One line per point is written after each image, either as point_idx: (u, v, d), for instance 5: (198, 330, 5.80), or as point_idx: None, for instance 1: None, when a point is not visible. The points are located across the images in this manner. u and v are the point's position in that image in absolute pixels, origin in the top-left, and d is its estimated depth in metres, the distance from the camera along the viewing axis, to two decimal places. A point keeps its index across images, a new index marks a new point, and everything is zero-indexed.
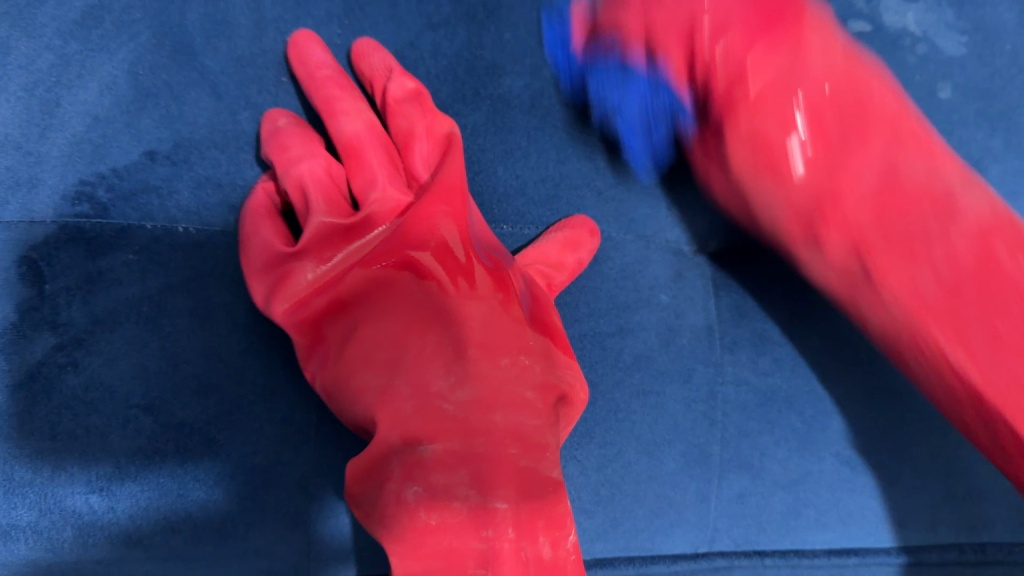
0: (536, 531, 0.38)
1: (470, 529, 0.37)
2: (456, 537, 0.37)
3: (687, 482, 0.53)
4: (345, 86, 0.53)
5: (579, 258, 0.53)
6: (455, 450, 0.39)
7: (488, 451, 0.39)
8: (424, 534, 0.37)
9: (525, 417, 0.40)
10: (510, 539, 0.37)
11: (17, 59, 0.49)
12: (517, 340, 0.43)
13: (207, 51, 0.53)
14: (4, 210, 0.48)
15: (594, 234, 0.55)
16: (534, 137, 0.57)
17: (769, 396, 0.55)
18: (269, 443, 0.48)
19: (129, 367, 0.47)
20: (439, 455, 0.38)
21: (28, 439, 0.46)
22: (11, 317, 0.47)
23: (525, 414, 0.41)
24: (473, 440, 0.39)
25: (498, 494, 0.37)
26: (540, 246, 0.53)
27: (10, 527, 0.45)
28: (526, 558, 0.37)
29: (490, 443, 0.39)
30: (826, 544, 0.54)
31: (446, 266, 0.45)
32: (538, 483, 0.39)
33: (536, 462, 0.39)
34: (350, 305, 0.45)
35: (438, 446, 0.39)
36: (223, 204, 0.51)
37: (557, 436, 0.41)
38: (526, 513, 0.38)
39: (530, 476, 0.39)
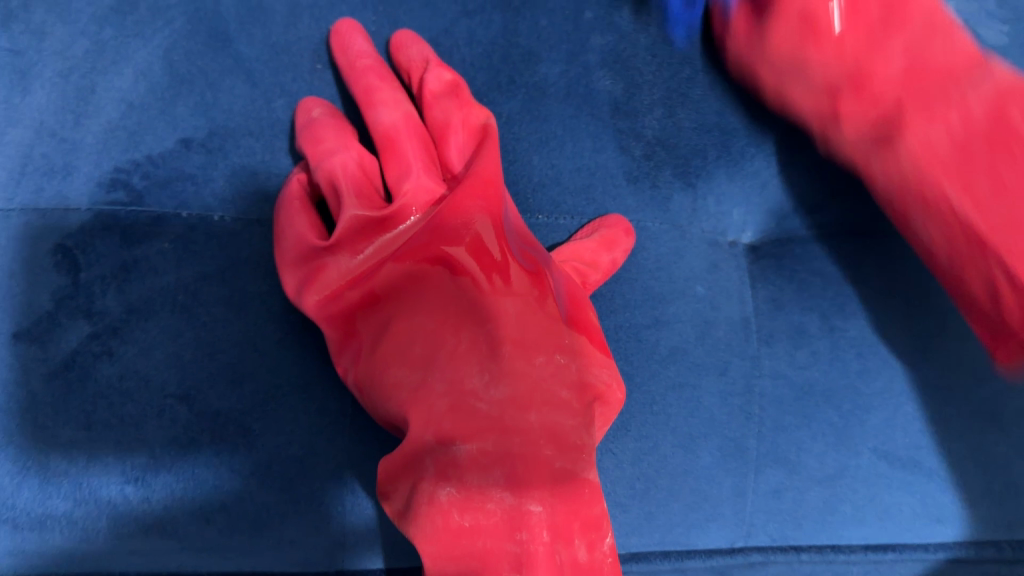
0: (571, 534, 0.38)
1: (506, 530, 0.37)
2: (489, 539, 0.37)
3: (722, 477, 0.52)
4: (385, 75, 0.52)
5: (613, 258, 0.52)
6: (489, 450, 0.38)
7: (522, 450, 0.38)
8: (459, 533, 0.37)
9: (561, 416, 0.40)
10: (545, 542, 0.37)
11: (52, 45, 0.50)
12: (553, 338, 0.42)
13: (242, 37, 0.53)
14: (40, 196, 0.48)
15: (629, 234, 0.53)
16: (569, 126, 0.57)
17: (807, 390, 0.54)
18: (304, 433, 0.48)
19: (164, 356, 0.47)
20: (472, 455, 0.38)
21: (64, 427, 0.46)
22: (47, 305, 0.47)
23: (561, 413, 0.40)
24: (507, 440, 0.38)
25: (533, 495, 0.37)
26: (573, 245, 0.52)
27: (46, 515, 0.45)
28: (560, 562, 0.37)
29: (525, 443, 0.38)
30: (864, 540, 0.53)
31: (479, 258, 0.43)
32: (573, 486, 0.38)
33: (571, 463, 0.38)
34: (382, 300, 0.44)
35: (472, 446, 0.38)
36: (258, 192, 0.51)
37: (592, 437, 0.40)
38: (560, 515, 0.37)
39: (565, 477, 0.38)
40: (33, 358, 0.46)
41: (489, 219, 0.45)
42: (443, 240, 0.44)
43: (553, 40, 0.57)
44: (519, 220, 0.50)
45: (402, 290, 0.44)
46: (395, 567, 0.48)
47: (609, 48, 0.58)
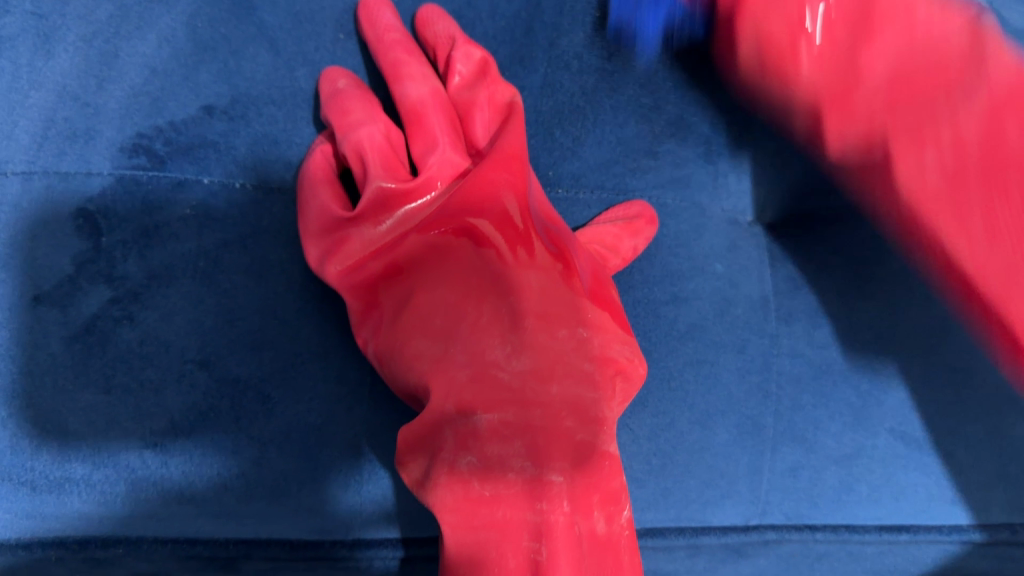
0: (590, 506, 0.38)
1: (524, 502, 0.37)
2: (509, 509, 0.37)
3: (739, 454, 0.52)
4: (413, 50, 0.52)
5: (634, 244, 0.52)
6: (510, 421, 0.38)
7: (543, 423, 0.38)
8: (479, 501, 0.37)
9: (581, 389, 0.40)
10: (565, 513, 0.37)
11: (76, 9, 0.49)
12: (575, 312, 0.42)
13: (265, 5, 0.52)
14: (62, 160, 0.48)
15: (653, 223, 0.53)
16: (591, 100, 0.56)
17: (824, 369, 0.54)
18: (322, 402, 0.48)
19: (184, 322, 0.47)
20: (493, 425, 0.38)
21: (83, 391, 0.45)
22: (68, 269, 0.46)
23: (581, 386, 0.40)
24: (526, 413, 0.38)
25: (554, 466, 0.37)
26: (595, 228, 0.52)
27: (64, 479, 0.45)
28: (579, 533, 0.37)
29: (547, 415, 0.38)
30: (878, 521, 0.54)
31: (504, 233, 0.44)
32: (593, 459, 0.38)
33: (592, 436, 0.39)
34: (406, 271, 0.44)
35: (493, 416, 0.38)
36: (280, 161, 0.51)
37: (611, 410, 0.41)
38: (581, 486, 0.37)
39: (585, 449, 0.38)
40: (53, 322, 0.46)
41: (513, 197, 0.45)
42: (468, 214, 0.45)
43: None
44: (544, 199, 0.49)
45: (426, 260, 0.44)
46: (412, 537, 0.49)
47: None
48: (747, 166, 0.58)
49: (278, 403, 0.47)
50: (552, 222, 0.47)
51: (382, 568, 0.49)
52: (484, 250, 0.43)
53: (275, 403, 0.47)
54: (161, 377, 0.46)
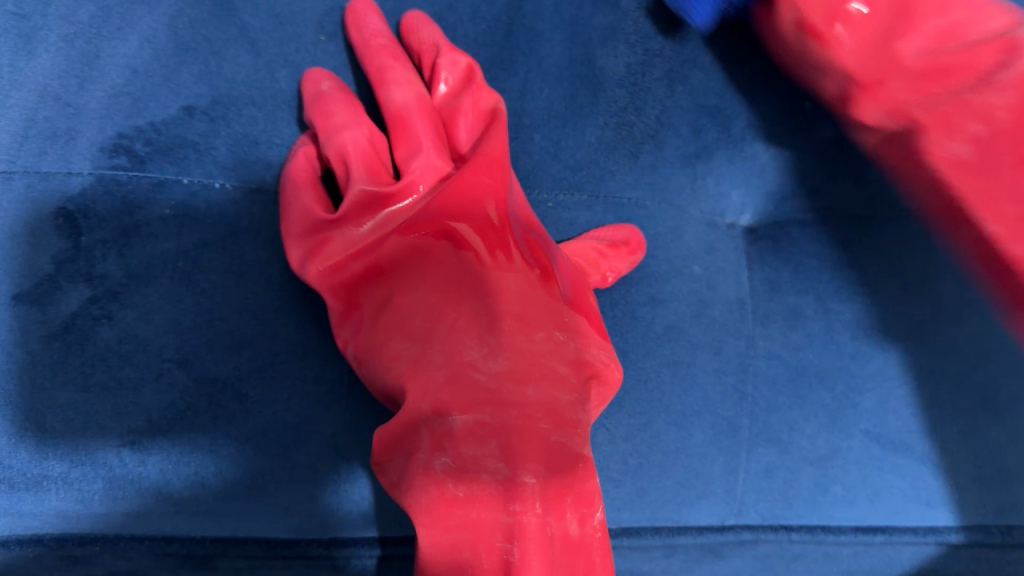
0: (563, 507, 0.38)
1: (497, 503, 0.37)
2: (482, 511, 0.37)
3: (715, 455, 0.53)
4: (398, 56, 0.52)
5: (616, 265, 0.52)
6: (485, 422, 0.38)
7: (517, 423, 0.38)
8: (454, 500, 0.37)
9: (556, 391, 0.40)
10: (537, 514, 0.37)
11: (58, 10, 0.49)
12: (552, 315, 0.43)
13: (246, 7, 0.53)
14: (42, 159, 0.48)
15: (640, 246, 0.54)
16: (570, 108, 0.57)
17: (800, 371, 0.55)
18: (301, 402, 0.48)
19: (163, 322, 0.47)
20: (468, 426, 0.38)
21: (61, 389, 0.46)
22: (48, 268, 0.47)
23: (556, 388, 0.40)
24: (502, 414, 0.38)
25: (528, 467, 0.37)
26: (579, 245, 0.52)
27: (42, 477, 0.45)
28: (551, 534, 0.37)
29: (522, 417, 0.38)
30: (853, 522, 0.54)
31: (483, 236, 0.44)
32: (567, 459, 0.38)
33: (566, 437, 0.39)
34: (386, 272, 0.45)
35: (468, 417, 0.38)
36: (260, 161, 0.52)
37: (587, 413, 0.41)
38: (553, 487, 0.38)
39: (559, 452, 0.38)
40: (31, 321, 0.46)
41: (494, 205, 0.46)
42: (449, 217, 0.45)
43: (556, 18, 0.57)
44: (525, 205, 0.50)
45: (406, 262, 0.44)
46: (391, 535, 0.50)
47: (613, 25, 0.58)
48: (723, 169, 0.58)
49: (258, 404, 0.48)
50: (531, 227, 0.48)
51: (359, 567, 0.50)
52: (463, 253, 0.43)
53: (256, 403, 0.48)
54: (140, 376, 0.47)
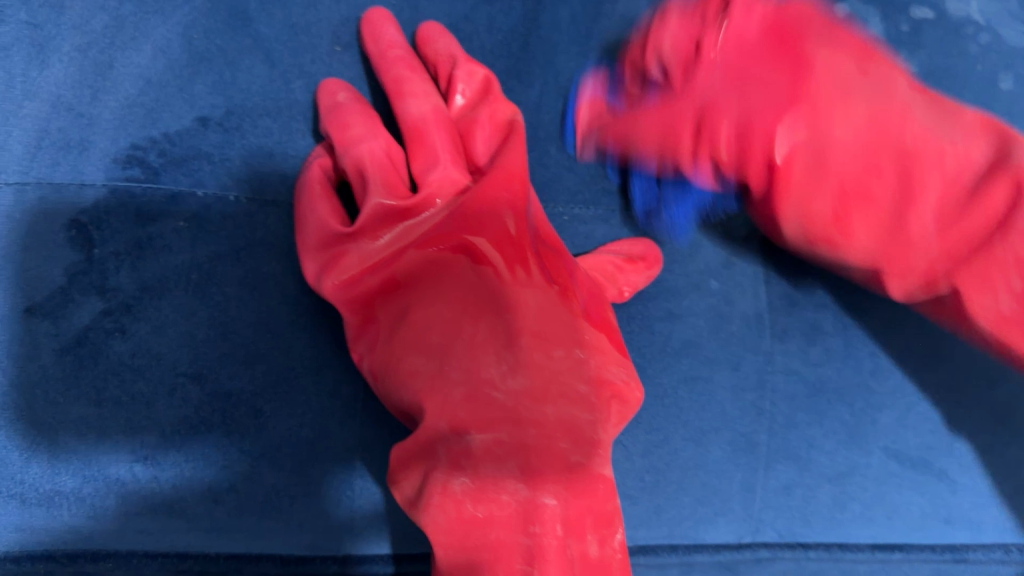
0: (583, 529, 0.37)
1: (518, 525, 0.36)
2: (502, 532, 0.36)
3: (733, 471, 0.52)
4: (415, 67, 0.51)
5: (632, 279, 0.51)
6: (504, 441, 0.37)
7: (538, 443, 0.37)
8: (474, 518, 0.36)
9: (576, 411, 0.39)
10: (558, 537, 0.36)
11: (71, 19, 0.49)
12: (572, 333, 0.42)
13: (261, 18, 0.52)
14: (55, 170, 0.48)
15: (657, 261, 0.53)
16: (587, 118, 0.56)
17: (819, 387, 0.54)
18: (316, 417, 0.48)
19: (177, 335, 0.47)
20: (487, 446, 0.37)
21: (73, 403, 0.45)
22: (61, 280, 0.46)
23: (576, 408, 0.39)
24: (522, 434, 0.38)
25: (548, 489, 0.37)
26: (595, 259, 0.51)
27: (54, 492, 0.45)
28: (571, 557, 0.36)
29: (541, 436, 0.38)
30: (871, 540, 0.54)
31: (502, 251, 0.44)
32: (589, 481, 0.38)
33: (587, 458, 0.38)
34: (403, 287, 0.44)
35: (487, 436, 0.37)
36: (276, 173, 0.51)
37: (607, 432, 0.40)
38: (574, 509, 0.37)
39: (579, 472, 0.38)
40: (44, 334, 0.46)
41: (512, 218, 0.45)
42: (467, 231, 0.44)
43: (571, 30, 0.57)
44: (544, 218, 0.49)
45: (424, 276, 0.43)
46: (405, 552, 0.48)
47: (630, 36, 0.58)
48: None
49: (272, 418, 0.47)
50: (548, 241, 0.47)
51: None
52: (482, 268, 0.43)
53: (269, 417, 0.47)
54: (153, 390, 0.46)
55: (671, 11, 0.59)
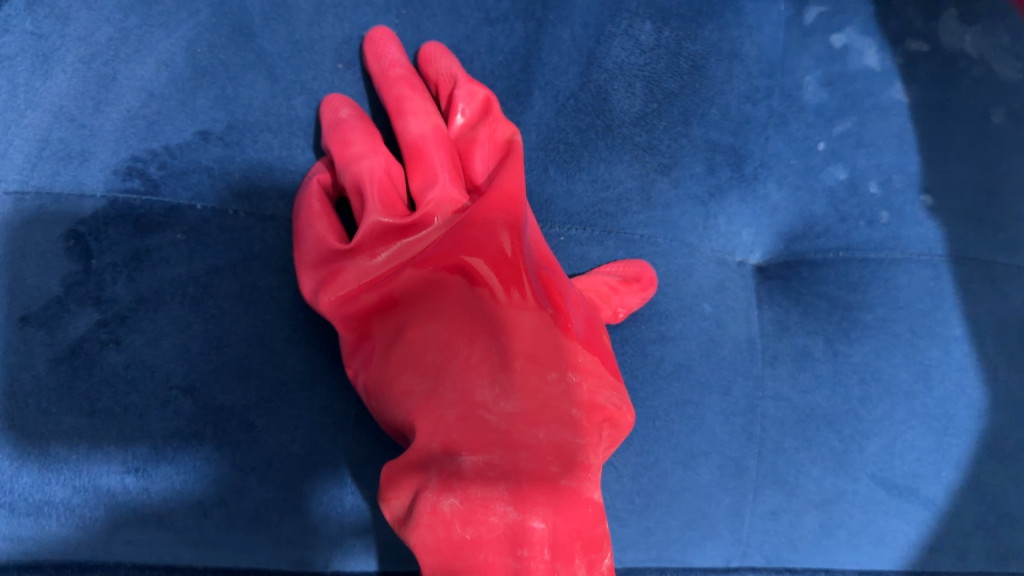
0: (572, 554, 0.38)
1: (506, 548, 0.36)
2: (490, 554, 0.37)
3: (721, 495, 0.53)
4: (417, 86, 0.52)
5: (627, 301, 0.51)
6: (495, 463, 0.37)
7: (528, 466, 0.37)
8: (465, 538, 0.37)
9: (569, 435, 0.39)
10: (545, 560, 0.36)
11: (76, 30, 0.50)
12: (566, 355, 0.42)
13: (265, 34, 0.53)
14: (55, 180, 0.48)
15: (652, 284, 0.53)
16: (587, 140, 0.57)
17: (808, 413, 0.54)
18: (308, 431, 0.48)
19: (172, 347, 0.47)
20: (477, 467, 0.37)
21: (67, 413, 0.45)
22: (57, 290, 0.46)
23: (569, 432, 0.39)
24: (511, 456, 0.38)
25: (537, 513, 0.37)
26: (590, 280, 0.52)
27: (44, 502, 0.45)
28: None
29: (532, 459, 0.38)
30: (857, 566, 0.54)
31: (498, 272, 0.43)
32: (578, 505, 0.38)
33: (576, 482, 0.38)
34: (400, 305, 0.44)
35: (477, 457, 0.37)
36: (274, 188, 0.51)
37: (597, 456, 0.40)
38: (562, 533, 0.37)
39: (569, 497, 0.38)
40: (39, 344, 0.46)
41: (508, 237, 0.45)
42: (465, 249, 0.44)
43: (572, 53, 0.58)
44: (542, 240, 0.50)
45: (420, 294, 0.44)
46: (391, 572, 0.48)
47: (627, 61, 0.59)
48: (736, 208, 0.58)
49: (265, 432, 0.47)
50: (545, 262, 0.47)
51: None
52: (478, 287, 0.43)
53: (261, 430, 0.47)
54: (147, 401, 0.46)
55: (671, 37, 0.60)
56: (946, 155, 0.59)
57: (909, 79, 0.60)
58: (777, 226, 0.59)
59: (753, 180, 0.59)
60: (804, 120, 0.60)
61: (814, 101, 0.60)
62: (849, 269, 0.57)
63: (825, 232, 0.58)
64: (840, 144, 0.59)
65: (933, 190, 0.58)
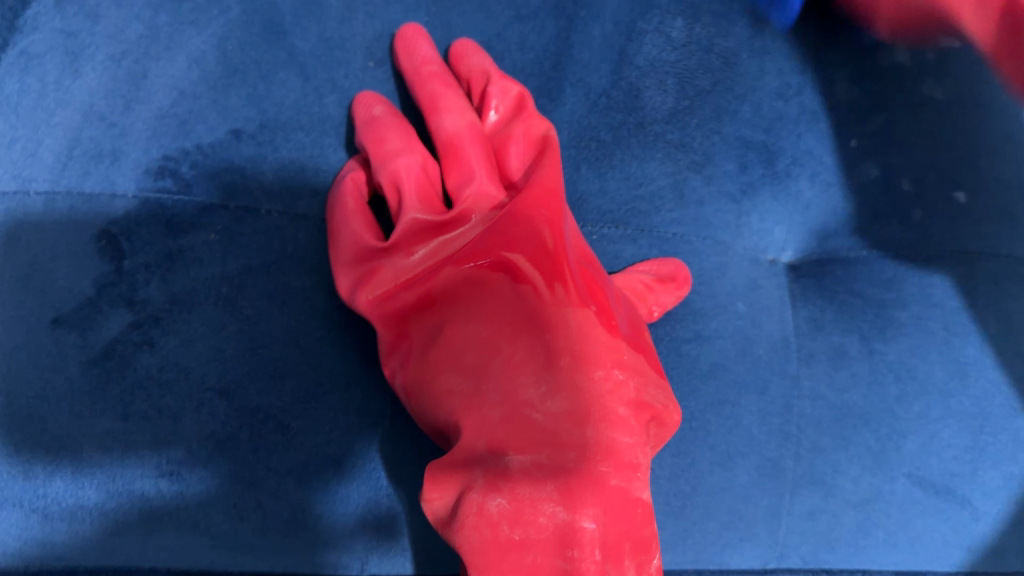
0: (622, 553, 0.37)
1: (556, 549, 0.36)
2: (539, 556, 0.36)
3: (758, 497, 0.52)
4: (450, 82, 0.51)
5: (663, 299, 0.51)
6: (543, 462, 0.37)
7: (577, 465, 0.36)
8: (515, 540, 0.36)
9: (619, 433, 0.38)
10: (596, 561, 0.35)
11: (106, 28, 0.49)
12: (613, 352, 0.41)
13: (297, 31, 0.52)
14: (86, 179, 0.47)
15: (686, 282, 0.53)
16: (619, 138, 0.56)
17: (845, 412, 0.54)
18: (344, 433, 0.47)
19: (206, 349, 0.46)
20: (525, 466, 0.36)
21: (100, 416, 0.44)
22: (89, 291, 0.46)
23: (620, 430, 0.38)
24: (560, 455, 0.37)
25: (587, 512, 0.36)
26: (627, 278, 0.51)
27: (78, 506, 0.44)
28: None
29: (580, 458, 0.37)
30: (894, 565, 0.54)
31: (540, 268, 0.42)
32: (627, 505, 0.37)
33: (626, 481, 0.37)
34: (440, 302, 0.43)
35: (525, 457, 0.37)
36: (306, 187, 0.50)
37: (645, 455, 0.39)
38: (611, 533, 0.37)
39: (619, 497, 0.37)
40: (71, 346, 0.45)
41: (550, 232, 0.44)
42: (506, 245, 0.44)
43: (603, 50, 0.58)
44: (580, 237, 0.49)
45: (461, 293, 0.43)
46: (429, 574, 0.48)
47: (657, 57, 0.58)
48: (768, 206, 0.58)
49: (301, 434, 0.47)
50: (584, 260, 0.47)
51: None
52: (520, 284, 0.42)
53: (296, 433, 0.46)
54: (182, 404, 0.45)
55: (703, 35, 0.60)
56: (979, 154, 0.58)
57: (942, 76, 0.59)
58: (810, 223, 0.59)
59: (785, 177, 0.58)
60: (835, 116, 0.59)
61: (844, 98, 0.59)
62: (881, 266, 0.57)
63: (858, 230, 0.58)
64: (871, 140, 0.59)
65: (966, 187, 0.58)
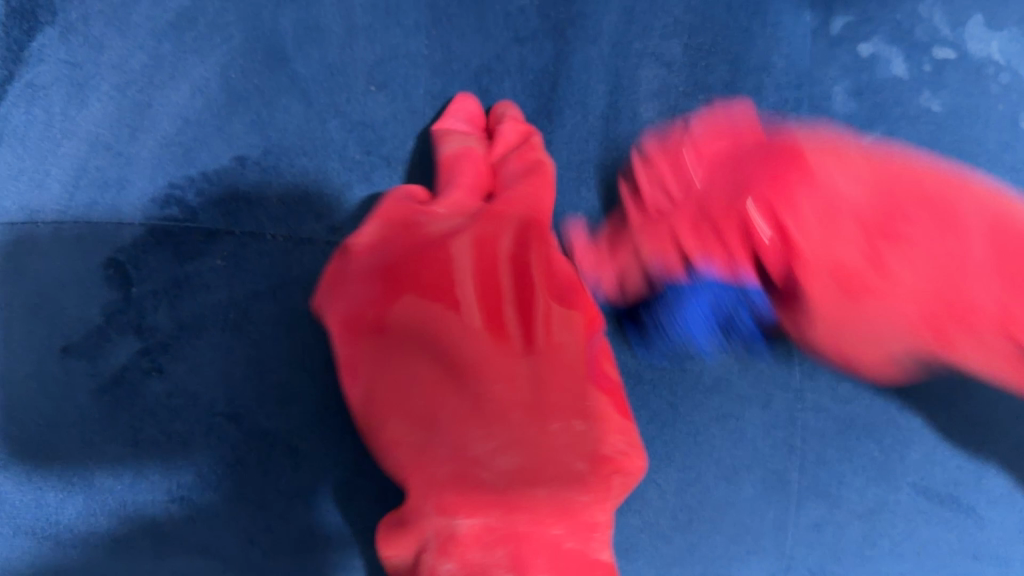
0: None
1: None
2: None
3: (765, 509, 0.54)
4: (472, 117, 0.53)
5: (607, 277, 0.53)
6: (495, 527, 0.36)
7: (525, 528, 0.36)
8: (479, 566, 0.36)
9: (573, 491, 0.37)
10: None
11: (110, 59, 0.49)
12: (573, 403, 0.40)
13: (300, 58, 0.51)
14: (93, 209, 0.48)
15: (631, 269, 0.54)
16: (615, 157, 0.57)
17: (849, 424, 0.54)
18: (351, 455, 0.48)
19: (214, 373, 0.47)
20: (474, 532, 0.36)
21: (110, 443, 0.46)
22: (98, 319, 0.46)
23: (572, 487, 0.37)
24: (521, 484, 0.37)
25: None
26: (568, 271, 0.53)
27: (90, 532, 0.46)
28: None
29: (531, 521, 0.36)
30: (902, 574, 0.54)
31: (493, 315, 0.42)
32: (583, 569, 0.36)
33: (580, 545, 0.37)
34: (391, 326, 0.43)
35: (473, 520, 0.36)
36: (310, 212, 0.50)
37: (605, 513, 0.38)
38: None
39: (569, 561, 0.36)
40: (81, 374, 0.46)
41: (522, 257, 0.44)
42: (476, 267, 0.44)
43: (602, 70, 0.57)
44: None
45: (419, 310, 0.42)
46: None
47: (659, 77, 0.58)
48: None
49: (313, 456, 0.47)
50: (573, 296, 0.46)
51: None
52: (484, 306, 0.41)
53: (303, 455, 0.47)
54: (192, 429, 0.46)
55: (700, 55, 0.58)
56: (975, 163, 0.59)
57: (940, 87, 0.60)
58: None
59: None
60: (836, 130, 0.58)
61: (843, 111, 0.59)
62: None
63: None
64: None
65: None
